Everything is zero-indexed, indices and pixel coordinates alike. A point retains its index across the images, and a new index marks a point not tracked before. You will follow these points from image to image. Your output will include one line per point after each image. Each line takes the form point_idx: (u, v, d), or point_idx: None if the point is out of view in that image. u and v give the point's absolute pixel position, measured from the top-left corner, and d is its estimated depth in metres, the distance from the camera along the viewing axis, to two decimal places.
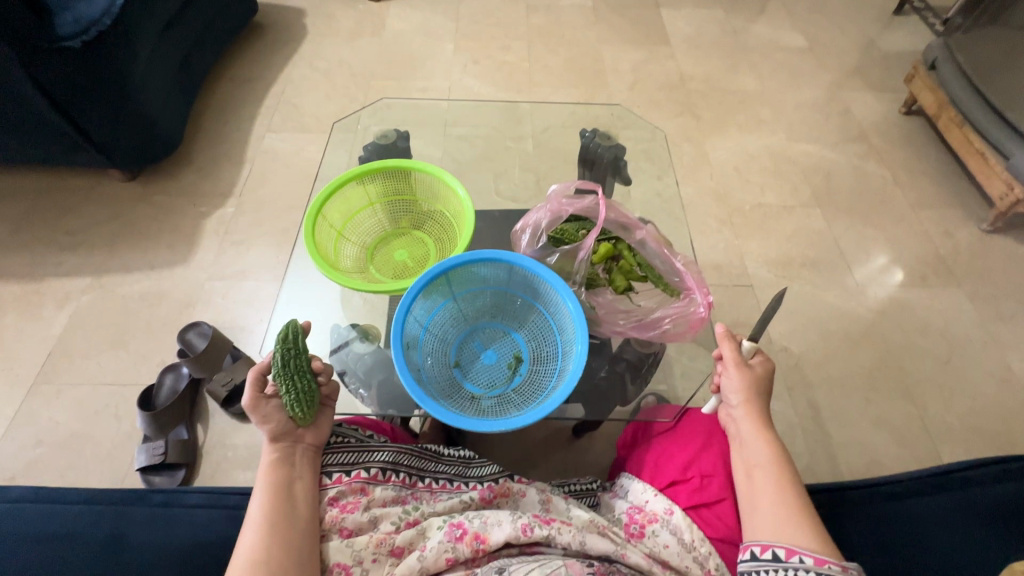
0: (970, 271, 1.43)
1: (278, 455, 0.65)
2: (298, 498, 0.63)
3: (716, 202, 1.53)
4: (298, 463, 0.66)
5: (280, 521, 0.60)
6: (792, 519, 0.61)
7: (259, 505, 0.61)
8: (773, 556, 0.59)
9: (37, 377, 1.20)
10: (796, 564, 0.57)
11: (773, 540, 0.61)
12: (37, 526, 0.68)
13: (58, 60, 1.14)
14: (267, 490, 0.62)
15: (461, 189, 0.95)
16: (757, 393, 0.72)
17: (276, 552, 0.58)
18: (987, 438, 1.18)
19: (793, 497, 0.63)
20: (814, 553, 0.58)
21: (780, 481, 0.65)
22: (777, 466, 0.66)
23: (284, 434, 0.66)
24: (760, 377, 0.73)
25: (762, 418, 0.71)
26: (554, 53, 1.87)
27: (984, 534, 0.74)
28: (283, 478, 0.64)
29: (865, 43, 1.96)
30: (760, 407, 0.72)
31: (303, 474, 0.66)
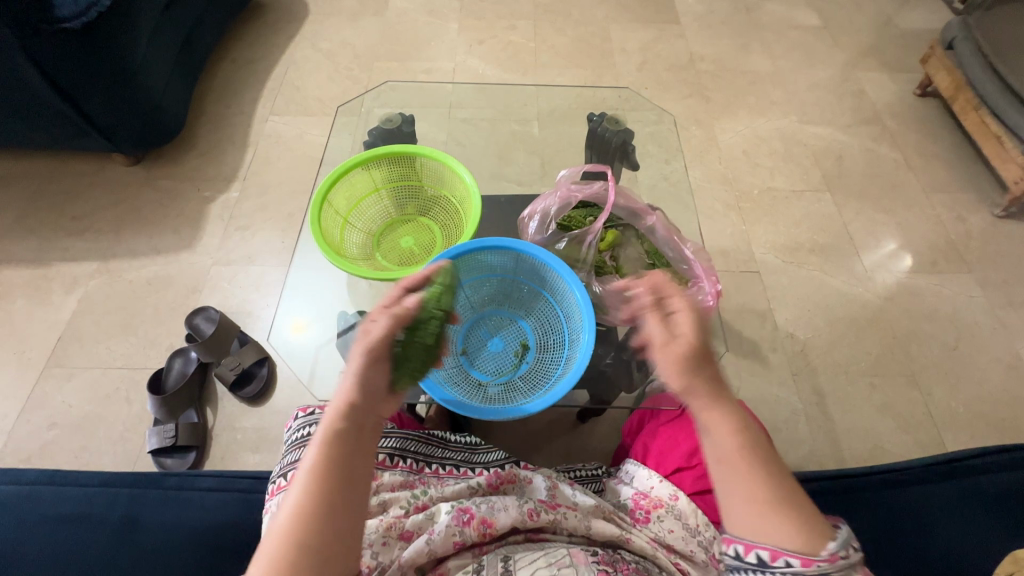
0: (981, 256, 1.41)
1: (343, 421, 0.56)
2: (355, 483, 0.54)
3: (724, 186, 1.51)
4: (364, 436, 0.56)
5: (328, 509, 0.51)
6: (769, 512, 0.52)
7: (308, 484, 0.52)
8: (758, 560, 0.51)
9: (48, 361, 1.21)
10: (783, 568, 0.49)
11: (754, 539, 0.52)
12: (53, 508, 0.70)
13: (59, 41, 1.12)
14: (320, 464, 0.53)
15: (467, 174, 0.93)
16: (699, 361, 0.59)
17: (314, 523, 0.50)
18: (992, 424, 1.18)
19: (770, 482, 0.53)
20: (800, 552, 0.49)
21: (753, 469, 0.54)
22: (742, 447, 0.55)
23: (365, 399, 0.58)
24: (693, 343, 0.59)
25: (709, 388, 0.58)
26: (561, 33, 1.83)
27: (983, 518, 0.75)
28: (344, 452, 0.54)
29: (880, 21, 1.90)
30: (706, 378, 0.59)
31: (367, 449, 0.56)
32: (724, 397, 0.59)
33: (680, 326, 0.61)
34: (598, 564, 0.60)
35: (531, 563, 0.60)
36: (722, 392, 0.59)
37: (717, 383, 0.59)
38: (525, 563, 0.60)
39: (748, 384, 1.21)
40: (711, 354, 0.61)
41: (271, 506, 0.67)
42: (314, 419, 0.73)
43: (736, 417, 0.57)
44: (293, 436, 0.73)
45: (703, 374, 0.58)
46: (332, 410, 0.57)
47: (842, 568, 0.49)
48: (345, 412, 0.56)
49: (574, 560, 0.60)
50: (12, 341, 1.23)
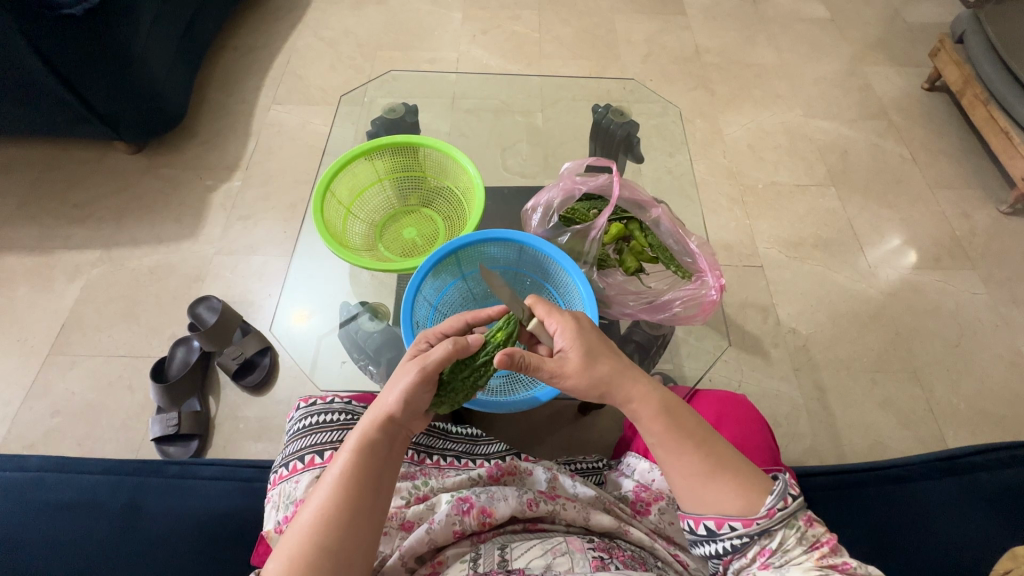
0: (985, 252, 1.40)
1: (378, 433, 0.59)
2: (380, 491, 0.57)
3: (728, 180, 1.50)
4: (394, 451, 0.60)
5: (353, 515, 0.54)
6: (708, 483, 0.57)
7: (337, 489, 0.55)
8: (707, 529, 0.56)
9: (51, 349, 1.22)
10: (729, 532, 0.55)
11: (701, 511, 0.57)
12: (57, 495, 0.70)
13: (60, 27, 1.12)
14: (353, 471, 0.56)
15: (470, 165, 0.93)
16: (594, 359, 0.63)
17: (342, 525, 0.53)
18: (993, 421, 1.18)
19: (701, 450, 0.58)
20: (740, 514, 0.55)
21: (683, 442, 0.59)
22: (668, 421, 0.60)
23: (403, 413, 0.60)
24: (578, 354, 0.63)
25: (615, 377, 0.62)
26: (566, 23, 1.82)
27: (985, 515, 0.75)
28: (375, 463, 0.58)
29: (889, 14, 1.88)
30: (610, 368, 0.62)
31: (393, 464, 0.60)
32: (628, 368, 0.63)
33: (559, 342, 0.64)
34: (595, 550, 0.61)
35: (527, 552, 0.61)
36: (626, 371, 0.63)
37: (617, 360, 0.63)
38: (521, 552, 0.61)
39: (750, 379, 1.21)
40: (598, 336, 0.65)
41: (272, 496, 0.68)
42: (315, 409, 0.73)
43: (650, 385, 0.62)
44: (293, 426, 0.73)
45: (604, 366, 0.63)
46: (370, 417, 0.60)
47: (781, 520, 0.54)
48: (380, 423, 0.59)
49: (570, 546, 0.61)
50: (15, 329, 1.24)
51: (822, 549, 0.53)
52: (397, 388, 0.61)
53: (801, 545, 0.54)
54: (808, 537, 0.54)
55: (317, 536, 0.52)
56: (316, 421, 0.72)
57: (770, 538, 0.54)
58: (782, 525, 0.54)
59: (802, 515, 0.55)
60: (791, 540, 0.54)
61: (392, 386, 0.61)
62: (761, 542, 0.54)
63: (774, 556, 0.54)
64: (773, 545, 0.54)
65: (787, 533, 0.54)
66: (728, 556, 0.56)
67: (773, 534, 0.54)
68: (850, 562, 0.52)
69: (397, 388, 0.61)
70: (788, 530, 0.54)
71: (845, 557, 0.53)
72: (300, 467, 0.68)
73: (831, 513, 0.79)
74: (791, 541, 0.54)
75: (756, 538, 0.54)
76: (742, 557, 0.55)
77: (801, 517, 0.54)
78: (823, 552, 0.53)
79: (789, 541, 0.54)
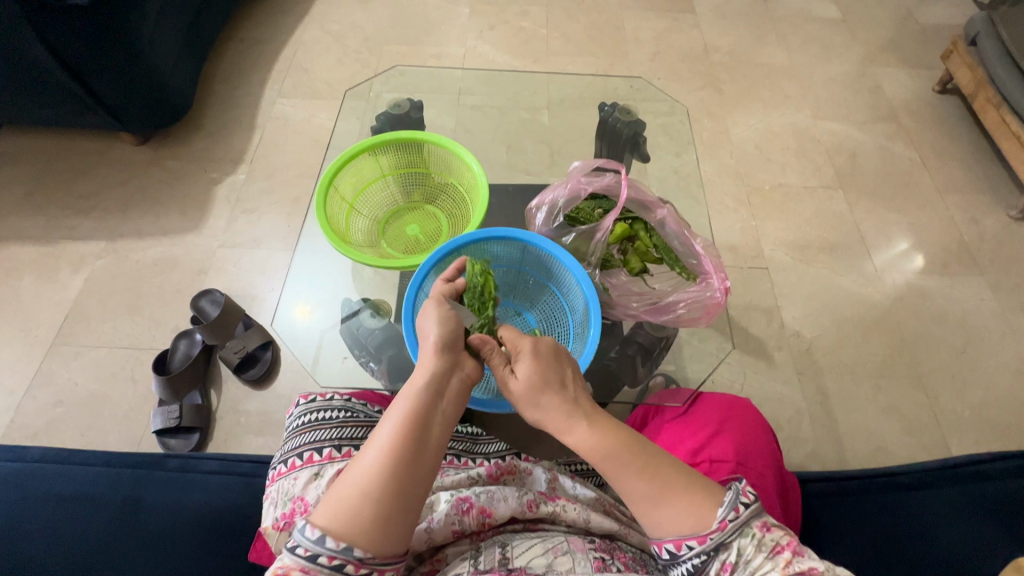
0: (993, 259, 1.39)
1: (430, 376, 0.61)
2: (431, 435, 0.57)
3: (735, 181, 1.49)
4: (446, 401, 0.60)
5: (406, 451, 0.54)
6: (660, 503, 0.55)
7: (390, 427, 0.56)
8: (668, 553, 0.55)
9: (54, 339, 1.22)
10: (688, 553, 0.54)
11: (660, 536, 0.55)
12: (56, 486, 0.70)
13: (66, 18, 1.11)
14: (407, 410, 0.57)
15: (475, 162, 0.92)
16: (540, 388, 0.63)
17: (397, 461, 0.54)
18: (998, 429, 1.17)
19: (647, 472, 0.57)
20: (694, 533, 0.53)
21: (630, 466, 0.57)
22: (606, 450, 0.59)
23: (447, 352, 0.64)
24: (526, 380, 0.63)
25: (553, 410, 0.62)
26: (574, 20, 1.80)
27: (988, 527, 0.74)
28: (427, 402, 0.59)
29: (901, 15, 1.86)
30: (551, 403, 0.62)
31: (447, 407, 0.60)
32: (572, 404, 0.62)
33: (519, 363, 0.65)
34: (595, 551, 0.61)
35: (527, 550, 0.60)
36: (567, 407, 0.62)
37: (564, 393, 0.63)
38: (522, 550, 0.60)
39: (753, 382, 1.20)
40: (557, 365, 0.65)
41: (271, 492, 0.67)
42: (315, 406, 0.73)
43: (589, 424, 0.60)
44: (293, 423, 0.73)
45: (545, 398, 0.63)
46: (421, 365, 0.63)
47: (734, 530, 0.53)
48: (431, 367, 0.62)
49: (571, 546, 0.61)
50: (18, 319, 1.24)
51: (784, 554, 0.51)
52: (436, 329, 0.65)
53: (761, 551, 0.52)
54: (766, 543, 0.52)
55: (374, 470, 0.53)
56: (316, 418, 0.72)
57: (727, 551, 0.52)
58: (736, 534, 0.53)
59: (756, 522, 0.53)
60: (749, 549, 0.52)
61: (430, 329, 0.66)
62: (720, 556, 0.52)
63: (738, 570, 0.51)
64: (732, 558, 0.52)
65: (743, 542, 0.52)
66: None
67: (729, 547, 0.52)
68: (817, 565, 0.50)
69: (438, 332, 0.64)
70: (743, 539, 0.52)
71: (811, 559, 0.51)
72: (299, 463, 0.68)
73: (832, 522, 0.78)
74: (749, 550, 0.52)
75: (714, 554, 0.53)
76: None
77: (755, 524, 0.53)
78: (785, 557, 0.51)
79: (748, 551, 0.52)
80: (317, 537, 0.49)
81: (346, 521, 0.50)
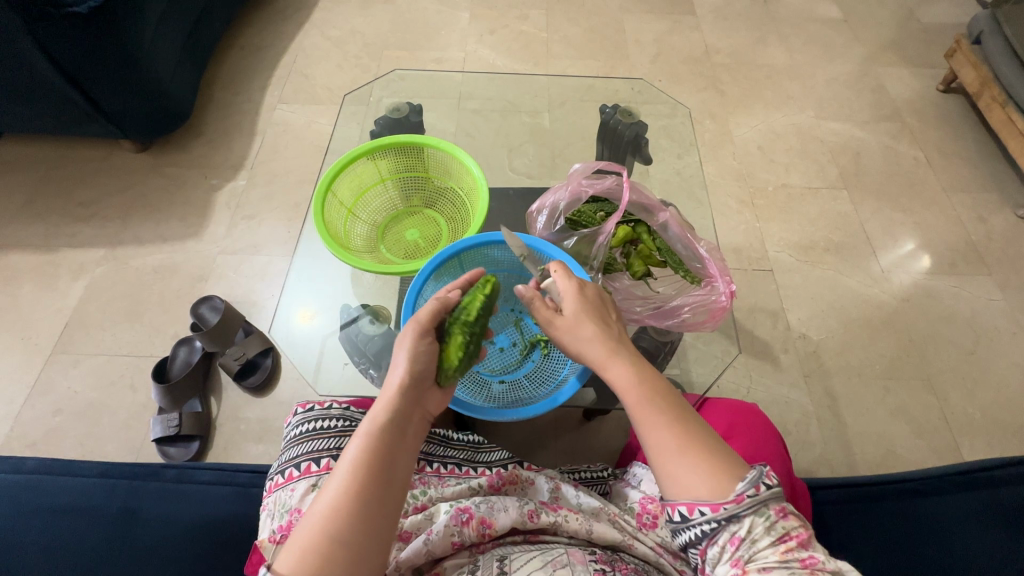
0: (1001, 258, 1.37)
1: (391, 410, 0.58)
2: (393, 478, 0.55)
3: (738, 182, 1.47)
4: (408, 436, 0.58)
5: (370, 498, 0.52)
6: (681, 459, 0.54)
7: (351, 469, 0.53)
8: (678, 516, 0.53)
9: (54, 347, 1.21)
10: (698, 518, 0.52)
11: (673, 497, 0.54)
12: (52, 498, 0.69)
13: (65, 26, 1.11)
14: (368, 450, 0.55)
15: (475, 165, 0.91)
16: (583, 321, 0.65)
17: (357, 511, 0.52)
18: (1010, 431, 1.15)
19: (676, 425, 0.57)
20: (710, 499, 0.52)
21: (658, 412, 0.58)
22: (642, 392, 0.59)
23: (416, 384, 0.60)
24: (573, 317, 0.65)
25: (599, 340, 0.63)
26: (574, 23, 1.80)
27: (1003, 534, 0.72)
28: (389, 441, 0.56)
29: (904, 14, 1.85)
30: (596, 333, 0.64)
31: (410, 441, 0.58)
32: (615, 342, 0.64)
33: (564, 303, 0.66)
34: (597, 563, 0.59)
35: (527, 563, 0.58)
36: (610, 344, 0.63)
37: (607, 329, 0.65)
38: (521, 564, 0.58)
39: (759, 385, 1.19)
40: (602, 307, 0.67)
41: (268, 503, 0.66)
42: (314, 414, 0.72)
43: (627, 363, 0.61)
44: (291, 432, 0.72)
45: (591, 331, 0.64)
46: (382, 396, 0.59)
47: (750, 506, 0.50)
48: (393, 402, 0.58)
49: (571, 559, 0.59)
50: (17, 327, 1.23)
51: (789, 543, 0.49)
52: (402, 362, 0.61)
53: (770, 536, 0.50)
54: (777, 529, 0.50)
55: (332, 522, 0.51)
56: (315, 427, 0.70)
57: (738, 525, 0.50)
58: (751, 511, 0.50)
59: (774, 504, 0.51)
60: (759, 528, 0.50)
61: (397, 359, 0.61)
62: (730, 528, 0.51)
63: (742, 547, 0.50)
64: (741, 532, 0.50)
65: (756, 520, 0.50)
66: (703, 544, 0.53)
67: (741, 521, 0.50)
68: (819, 556, 0.48)
69: (402, 364, 0.60)
70: (756, 518, 0.50)
71: (815, 551, 0.49)
72: (297, 474, 0.66)
73: (844, 526, 0.76)
74: (759, 529, 0.50)
75: (724, 524, 0.51)
76: (713, 546, 0.52)
77: (774, 507, 0.50)
78: (790, 546, 0.49)
79: (758, 531, 0.50)
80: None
81: (309, 570, 0.49)
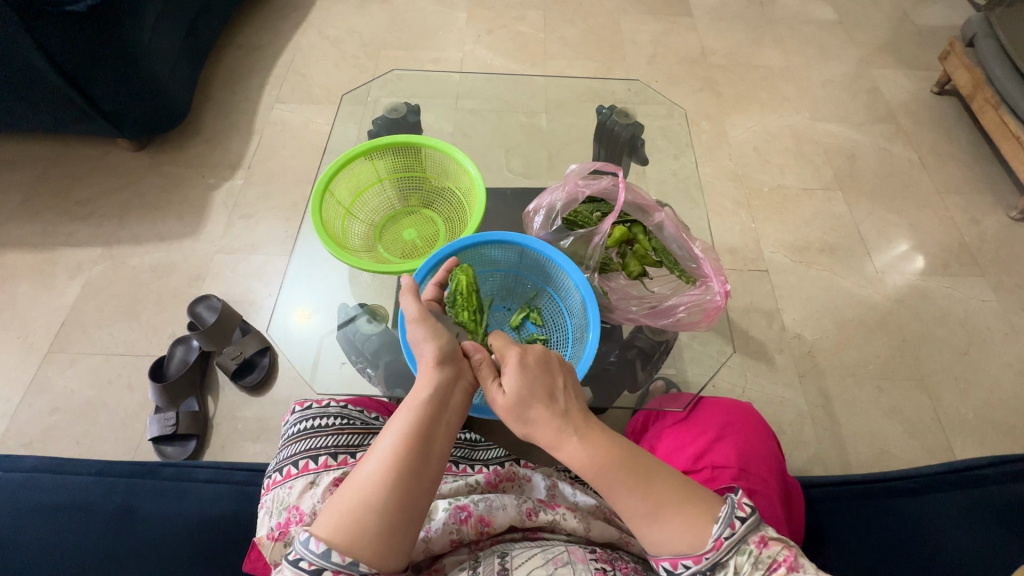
0: (993, 259, 1.38)
1: (433, 384, 0.60)
2: (433, 450, 0.56)
3: (734, 182, 1.48)
4: (449, 411, 0.60)
5: (407, 471, 0.53)
6: (654, 519, 0.54)
7: (392, 441, 0.55)
8: (665, 570, 0.54)
9: (50, 347, 1.21)
10: (684, 573, 0.52)
11: (656, 553, 0.54)
12: (49, 496, 0.69)
13: (63, 26, 1.11)
14: (409, 421, 0.56)
15: (472, 165, 0.92)
16: (529, 401, 0.60)
17: (400, 479, 0.53)
18: (1001, 430, 1.16)
19: (641, 487, 0.55)
20: (692, 553, 0.52)
21: (620, 484, 0.55)
22: (597, 470, 0.56)
23: (449, 359, 0.63)
24: (514, 393, 0.61)
25: (544, 424, 0.59)
26: (571, 23, 1.80)
27: (993, 534, 0.73)
28: (430, 413, 0.58)
29: (898, 16, 1.86)
30: (540, 417, 0.60)
31: (451, 416, 0.60)
32: (563, 417, 0.60)
33: (506, 374, 0.62)
34: (597, 561, 0.60)
35: (528, 560, 0.58)
36: (557, 420, 0.59)
37: (553, 406, 0.60)
38: (521, 560, 0.58)
39: (753, 385, 1.20)
40: (545, 375, 0.63)
41: (266, 501, 0.66)
42: (311, 413, 0.73)
43: (579, 438, 0.58)
44: (288, 431, 0.73)
45: (534, 411, 0.60)
46: (423, 373, 0.62)
47: (730, 548, 0.51)
48: (434, 377, 0.61)
49: (572, 556, 0.59)
50: (14, 326, 1.23)
51: (780, 570, 0.49)
52: (440, 337, 0.64)
53: (758, 569, 0.50)
54: (763, 560, 0.51)
55: (375, 491, 0.52)
56: (313, 425, 0.71)
57: (724, 570, 0.51)
58: (732, 553, 0.51)
59: (753, 537, 0.52)
60: (745, 566, 0.51)
61: (434, 336, 0.64)
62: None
63: None
64: None
65: (740, 560, 0.51)
66: None
67: (726, 566, 0.51)
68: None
69: (438, 338, 0.64)
70: (739, 557, 0.51)
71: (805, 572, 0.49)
72: (295, 472, 0.67)
73: (836, 526, 0.77)
74: (745, 568, 0.51)
75: (711, 574, 0.51)
76: None
77: (753, 540, 0.51)
78: (780, 575, 0.49)
79: (744, 570, 0.51)
80: (323, 551, 0.49)
81: (347, 534, 0.50)
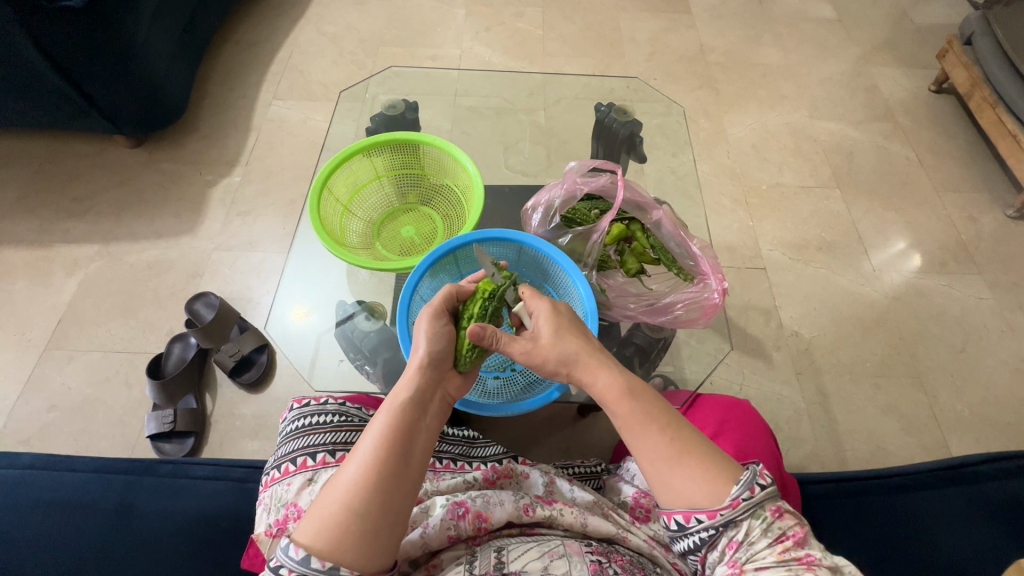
0: (990, 257, 1.39)
1: (413, 388, 0.60)
2: (414, 453, 0.56)
3: (732, 180, 1.48)
4: (429, 416, 0.60)
5: (387, 474, 0.53)
6: (675, 467, 0.55)
7: (372, 444, 0.55)
8: (676, 523, 0.55)
9: (47, 344, 1.21)
10: (695, 526, 0.53)
11: (669, 505, 0.55)
12: (48, 492, 0.69)
13: (59, 21, 1.10)
14: (389, 425, 0.56)
15: (470, 163, 0.92)
16: (564, 339, 0.63)
17: (380, 484, 0.53)
18: (997, 427, 1.17)
19: (669, 431, 0.57)
20: (707, 508, 0.53)
21: (650, 424, 0.57)
22: (631, 404, 0.59)
23: (434, 365, 0.63)
24: (551, 333, 0.63)
25: (582, 357, 0.62)
26: (570, 21, 1.80)
27: (987, 529, 0.74)
28: (410, 418, 0.57)
29: (897, 15, 1.86)
30: (579, 350, 0.63)
31: (431, 421, 0.60)
32: (598, 351, 0.63)
33: (541, 319, 0.65)
34: (592, 554, 0.60)
35: (523, 554, 0.59)
36: (593, 353, 0.63)
37: (587, 342, 0.64)
38: (517, 554, 0.59)
39: (751, 382, 1.20)
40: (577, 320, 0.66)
41: (265, 497, 0.66)
42: (309, 410, 0.73)
43: (612, 369, 0.62)
44: (287, 427, 0.72)
45: (571, 343, 0.63)
46: (406, 375, 0.62)
47: (746, 509, 0.52)
48: (416, 381, 0.61)
49: (568, 549, 0.59)
50: (12, 323, 1.23)
51: (786, 542, 0.50)
52: (422, 343, 0.63)
53: (766, 536, 0.51)
54: (773, 529, 0.51)
55: (355, 495, 0.52)
56: (310, 422, 0.71)
57: (736, 529, 0.52)
58: (747, 515, 0.52)
59: (770, 505, 0.52)
60: (756, 530, 0.51)
61: (419, 341, 0.64)
62: (727, 533, 0.52)
63: (740, 550, 0.51)
64: (739, 536, 0.52)
65: (752, 523, 0.52)
66: (702, 549, 0.55)
67: (738, 525, 0.52)
68: (815, 552, 0.50)
69: (422, 345, 0.63)
70: (752, 521, 0.52)
71: (811, 548, 0.50)
72: (293, 468, 0.67)
73: (834, 521, 0.77)
74: (756, 532, 0.51)
75: (722, 530, 0.52)
76: (713, 550, 0.54)
77: (769, 508, 0.52)
78: (786, 546, 0.50)
79: (754, 533, 0.51)
80: (303, 557, 0.50)
81: (327, 540, 0.51)
